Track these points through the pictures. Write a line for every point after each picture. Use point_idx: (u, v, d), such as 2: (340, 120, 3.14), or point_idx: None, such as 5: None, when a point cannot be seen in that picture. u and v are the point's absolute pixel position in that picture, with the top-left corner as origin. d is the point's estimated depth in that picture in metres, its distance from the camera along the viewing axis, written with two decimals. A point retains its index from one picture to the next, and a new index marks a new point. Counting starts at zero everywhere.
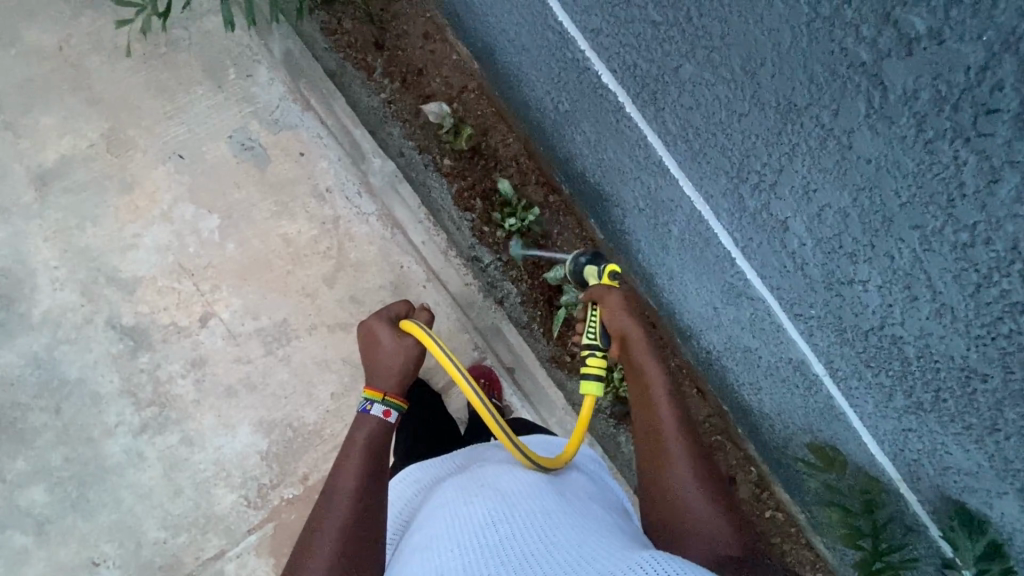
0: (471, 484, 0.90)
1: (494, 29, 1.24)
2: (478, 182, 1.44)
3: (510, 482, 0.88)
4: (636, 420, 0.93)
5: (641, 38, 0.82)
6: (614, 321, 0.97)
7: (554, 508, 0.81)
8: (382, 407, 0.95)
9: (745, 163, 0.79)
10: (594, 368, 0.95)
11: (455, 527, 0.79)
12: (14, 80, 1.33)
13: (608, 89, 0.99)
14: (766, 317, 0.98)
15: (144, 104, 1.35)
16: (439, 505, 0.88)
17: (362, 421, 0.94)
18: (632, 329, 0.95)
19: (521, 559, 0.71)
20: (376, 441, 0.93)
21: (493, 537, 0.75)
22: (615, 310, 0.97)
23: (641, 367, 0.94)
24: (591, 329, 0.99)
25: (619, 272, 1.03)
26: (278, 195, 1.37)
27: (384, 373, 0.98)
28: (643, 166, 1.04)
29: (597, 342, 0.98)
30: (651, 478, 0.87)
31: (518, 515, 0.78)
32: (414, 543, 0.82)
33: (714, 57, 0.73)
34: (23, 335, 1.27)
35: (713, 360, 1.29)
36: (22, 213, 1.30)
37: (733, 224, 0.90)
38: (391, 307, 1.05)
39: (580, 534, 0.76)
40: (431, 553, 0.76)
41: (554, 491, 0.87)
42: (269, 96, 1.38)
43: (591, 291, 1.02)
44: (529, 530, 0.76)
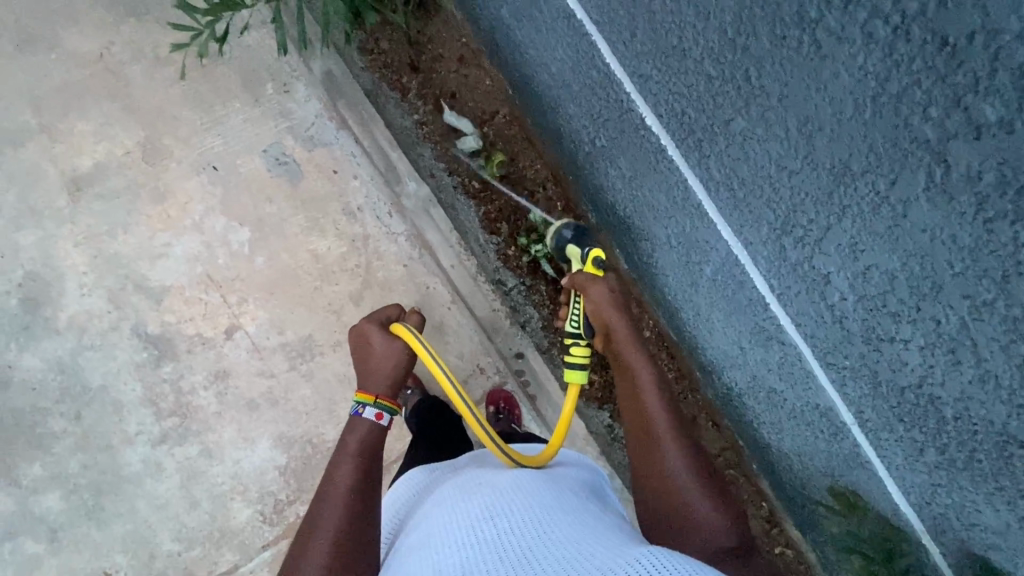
0: (470, 484, 0.91)
1: (534, 61, 1.26)
2: (504, 207, 1.46)
3: (507, 480, 0.88)
4: (626, 408, 0.99)
5: (693, 88, 0.84)
6: (600, 315, 1.06)
7: (552, 505, 0.82)
8: (374, 410, 0.98)
9: (791, 217, 0.81)
10: (578, 358, 1.05)
11: (453, 523, 0.80)
12: (53, 83, 1.34)
13: (651, 130, 1.01)
14: (796, 362, 1.01)
15: (181, 114, 1.36)
16: (436, 504, 0.89)
17: (355, 424, 0.97)
18: (615, 322, 1.04)
19: (520, 551, 0.72)
20: (368, 444, 0.95)
21: (490, 531, 0.76)
22: (599, 303, 1.06)
23: (624, 357, 1.02)
24: (575, 319, 1.09)
25: (601, 257, 1.15)
26: (310, 211, 1.38)
27: (376, 375, 1.02)
28: (680, 206, 1.06)
29: (579, 332, 1.09)
30: (641, 465, 0.93)
31: (516, 509, 0.80)
32: (412, 542, 0.83)
33: (769, 115, 0.74)
34: (48, 340, 1.27)
35: (733, 396, 1.32)
36: (53, 217, 1.30)
37: (771, 271, 0.92)
38: (381, 311, 1.09)
39: (577, 529, 0.78)
40: (430, 549, 0.77)
41: (551, 490, 0.88)
42: (305, 112, 1.40)
43: (575, 278, 1.12)
44: (526, 527, 0.76)
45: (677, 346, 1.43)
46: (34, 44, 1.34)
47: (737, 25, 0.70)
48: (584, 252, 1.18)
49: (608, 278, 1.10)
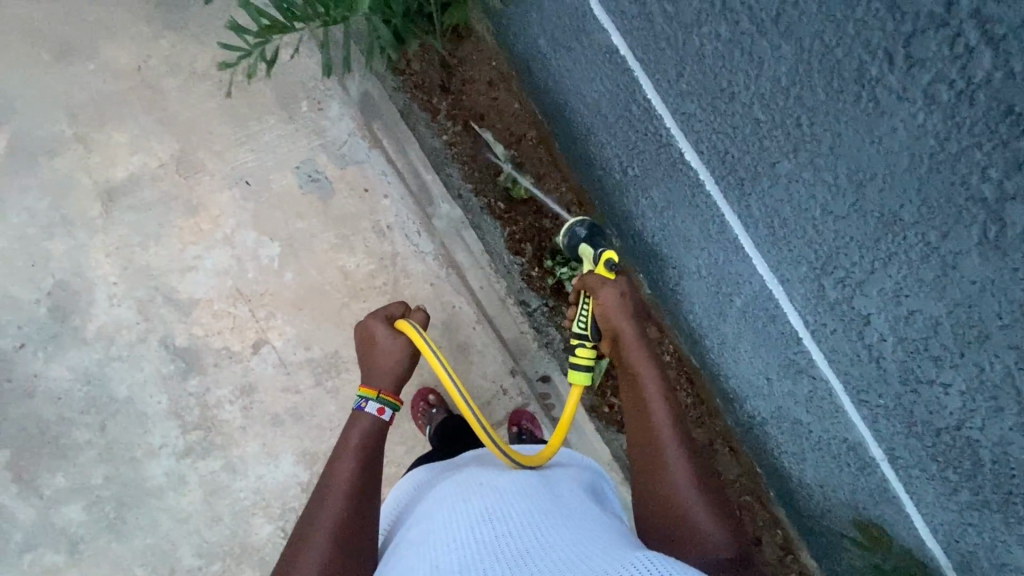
0: (469, 483, 0.93)
1: (569, 90, 1.28)
2: (529, 228, 1.46)
3: (507, 482, 0.90)
4: (631, 417, 0.99)
5: (739, 130, 0.86)
6: (608, 319, 1.03)
7: (548, 509, 0.83)
8: (376, 405, 0.98)
9: (832, 258, 0.83)
10: (583, 359, 1.05)
11: (452, 523, 0.81)
12: (90, 94, 1.35)
13: (689, 165, 1.03)
14: (826, 397, 1.03)
15: (216, 128, 1.38)
16: (436, 502, 0.91)
17: (357, 418, 0.98)
18: (624, 329, 1.03)
19: (518, 551, 0.74)
20: (369, 439, 0.95)
21: (489, 532, 0.78)
22: (608, 307, 1.03)
23: (632, 365, 1.01)
24: (583, 319, 1.07)
25: (614, 259, 1.08)
26: (340, 228, 1.40)
27: (380, 371, 1.02)
28: (714, 239, 1.08)
29: (586, 334, 1.07)
30: (645, 474, 0.94)
31: (513, 513, 0.81)
32: (411, 539, 0.84)
33: (818, 161, 0.76)
34: (75, 350, 1.27)
35: (755, 425, 1.34)
36: (85, 227, 1.31)
37: (807, 308, 0.94)
38: (387, 307, 1.09)
39: (574, 532, 0.79)
40: (429, 546, 0.79)
41: (550, 494, 0.90)
42: (338, 130, 1.42)
43: (586, 278, 1.09)
44: (523, 530, 0.78)
45: (698, 371, 1.45)
46: (73, 55, 1.35)
47: (791, 75, 0.73)
48: (595, 250, 1.12)
49: (620, 281, 1.07)
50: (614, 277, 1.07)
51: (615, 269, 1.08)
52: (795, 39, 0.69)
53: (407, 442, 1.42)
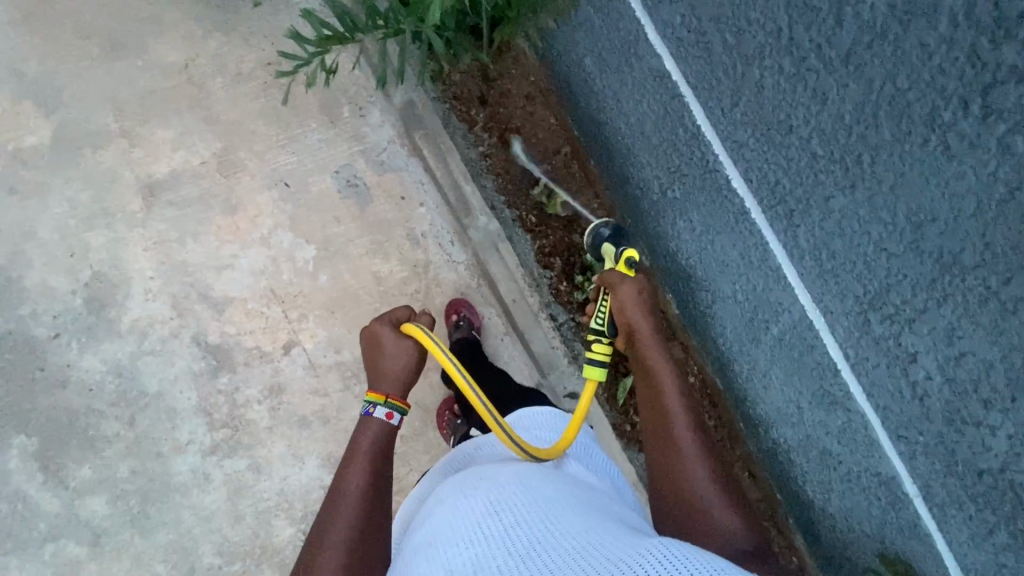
0: (473, 479, 0.92)
1: (611, 110, 1.29)
2: (559, 242, 1.44)
3: (509, 475, 0.89)
4: (647, 413, 1.00)
5: (793, 161, 0.87)
6: (624, 316, 1.04)
7: (554, 497, 0.83)
8: (384, 410, 0.96)
9: (882, 294, 0.84)
10: (598, 354, 1.04)
11: (460, 521, 0.81)
12: (137, 89, 1.37)
13: (734, 192, 1.04)
14: (860, 429, 1.03)
15: (259, 129, 1.39)
16: (442, 502, 0.90)
17: (366, 424, 0.95)
18: (640, 325, 1.03)
19: (528, 544, 0.73)
20: (380, 444, 0.94)
21: (495, 525, 0.77)
22: (626, 303, 1.04)
23: (649, 362, 1.02)
24: (602, 315, 1.08)
25: (637, 258, 1.10)
26: (376, 234, 1.42)
27: (387, 376, 1.00)
28: (755, 266, 1.09)
29: (604, 330, 1.08)
30: (659, 468, 0.95)
31: (519, 503, 0.80)
32: (419, 541, 0.84)
33: (875, 199, 0.77)
34: (109, 342, 1.27)
35: (779, 451, 1.34)
36: (125, 220, 1.32)
37: (849, 340, 0.95)
38: (392, 310, 1.05)
39: (581, 518, 0.79)
40: (438, 547, 0.78)
41: (556, 483, 0.89)
42: (378, 137, 1.44)
43: (605, 274, 1.09)
44: (532, 520, 0.77)
45: (722, 394, 1.46)
46: (123, 51, 1.37)
47: (856, 113, 0.73)
48: (618, 250, 1.14)
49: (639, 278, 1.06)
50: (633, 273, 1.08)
51: (636, 268, 1.10)
52: (863, 79, 0.70)
53: (431, 450, 1.42)
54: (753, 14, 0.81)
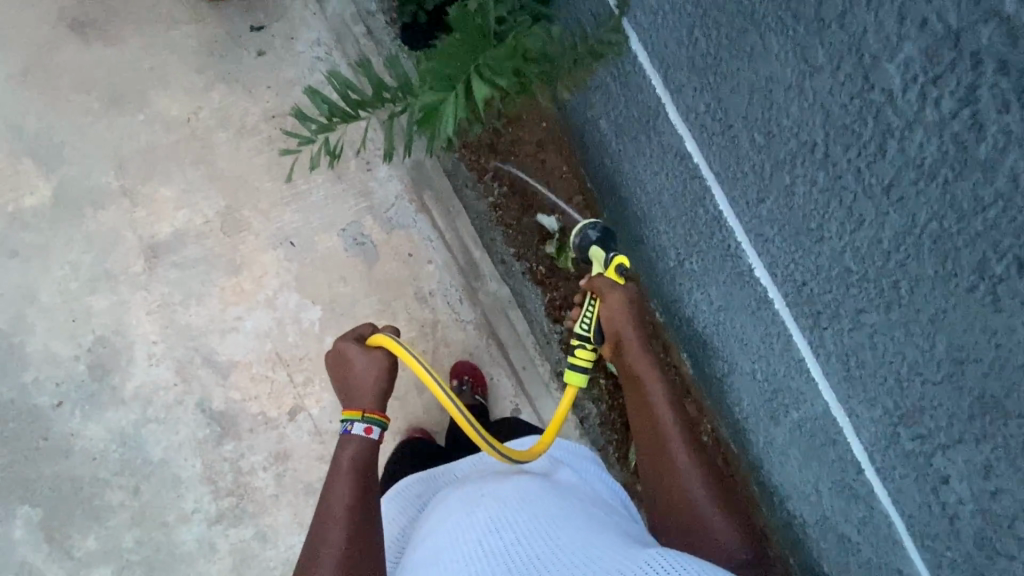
0: (471, 494, 0.90)
1: (627, 174, 1.24)
2: (570, 294, 1.37)
3: (509, 491, 0.87)
4: (639, 420, 1.07)
5: (824, 269, 0.83)
6: (613, 324, 1.11)
7: (556, 513, 0.82)
8: (364, 424, 0.97)
9: (914, 413, 0.80)
10: (581, 360, 1.11)
11: (460, 537, 0.79)
12: (138, 145, 1.33)
13: (757, 280, 0.99)
14: (883, 527, 1.00)
15: (263, 185, 1.35)
16: (437, 519, 0.88)
17: (346, 441, 0.96)
18: (627, 335, 1.10)
19: (531, 556, 0.73)
20: (361, 459, 0.94)
21: (496, 541, 0.76)
22: (614, 312, 1.10)
23: (637, 369, 1.09)
24: (587, 320, 1.13)
25: (626, 263, 1.14)
26: (383, 293, 1.38)
27: (362, 390, 1.01)
28: (777, 353, 1.05)
29: (589, 335, 1.14)
30: (649, 462, 1.02)
31: (521, 519, 0.79)
32: (420, 556, 0.82)
33: (912, 326, 0.73)
34: (113, 409, 1.26)
35: (795, 524, 1.30)
36: (128, 283, 1.29)
37: (875, 445, 0.91)
38: (356, 326, 1.10)
39: (580, 528, 0.80)
40: (439, 564, 0.76)
41: (557, 497, 0.88)
42: (386, 192, 1.40)
43: (597, 281, 1.15)
44: (534, 536, 0.76)
45: (736, 458, 1.41)
46: (124, 105, 1.34)
47: (896, 242, 0.69)
48: (607, 255, 1.15)
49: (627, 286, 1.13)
50: (621, 281, 1.13)
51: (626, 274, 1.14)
52: (906, 212, 0.65)
53: None
54: (785, 122, 0.76)
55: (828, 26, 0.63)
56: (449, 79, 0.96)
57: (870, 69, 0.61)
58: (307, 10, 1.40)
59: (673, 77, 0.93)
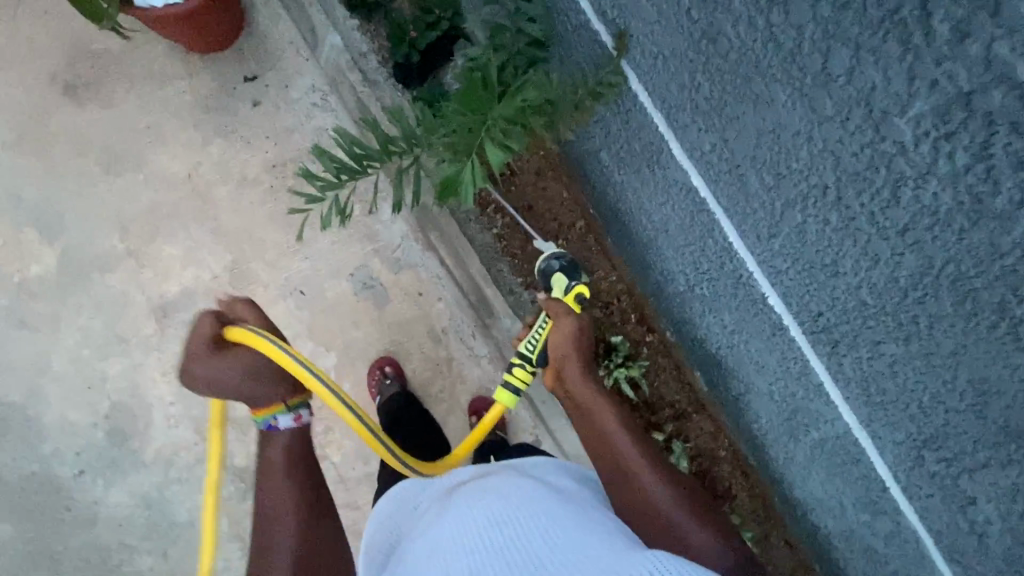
0: (473, 488, 0.83)
1: (631, 202, 1.25)
2: None
3: (515, 487, 0.81)
4: (592, 444, 0.97)
5: (839, 301, 0.84)
6: (557, 347, 1.07)
7: (560, 512, 0.75)
8: (289, 416, 0.88)
9: (937, 438, 0.82)
10: (518, 379, 1.08)
11: (458, 530, 0.73)
12: (140, 205, 1.33)
13: (771, 307, 1.00)
14: (910, 541, 1.02)
15: (268, 236, 1.35)
16: (435, 514, 0.81)
17: (272, 439, 0.88)
18: (572, 358, 1.05)
19: (539, 558, 0.67)
20: (296, 454, 0.88)
21: (497, 537, 0.71)
22: (562, 333, 1.07)
23: (585, 390, 1.03)
24: (534, 342, 1.09)
25: (585, 293, 1.14)
26: (396, 335, 1.39)
27: (254, 392, 0.86)
28: (795, 377, 1.06)
29: (532, 355, 1.08)
30: (613, 486, 0.91)
31: (525, 516, 0.73)
32: (413, 548, 0.76)
33: (932, 358, 0.75)
34: (135, 474, 1.25)
35: (819, 535, 1.32)
36: (140, 345, 1.29)
37: (899, 466, 0.93)
38: (196, 326, 0.85)
39: (593, 531, 0.73)
40: (440, 559, 0.70)
41: (563, 498, 0.81)
42: (391, 234, 1.40)
43: (551, 303, 1.13)
44: (537, 534, 0.70)
45: (756, 471, 1.43)
46: (123, 166, 1.33)
47: (913, 281, 0.70)
48: (569, 282, 1.15)
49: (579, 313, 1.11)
50: (575, 309, 1.12)
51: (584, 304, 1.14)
52: (923, 255, 0.67)
53: None
54: (795, 165, 0.77)
55: (836, 80, 0.64)
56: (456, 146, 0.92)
57: (881, 122, 0.62)
58: (298, 56, 1.40)
59: (677, 117, 0.94)
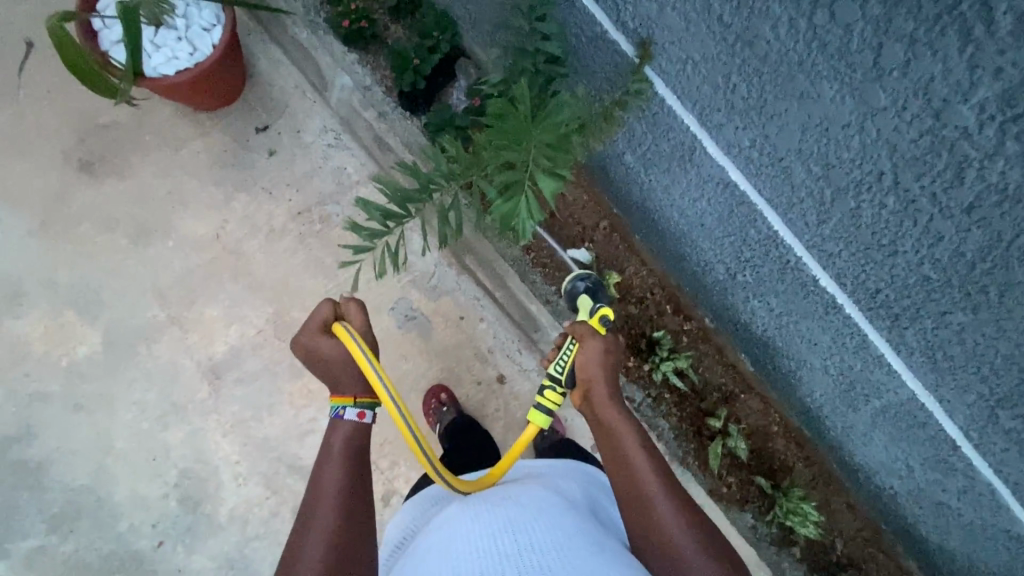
0: (494, 495, 0.89)
1: (660, 201, 1.26)
2: (617, 318, 1.43)
3: (532, 498, 0.86)
4: (611, 476, 0.88)
5: (900, 278, 0.86)
6: (586, 368, 0.95)
7: (567, 528, 0.79)
8: (355, 411, 0.85)
9: (1013, 396, 0.85)
10: (548, 401, 0.95)
11: (474, 528, 0.79)
12: (174, 272, 1.33)
13: (822, 289, 1.02)
14: (985, 493, 1.05)
15: (305, 282, 1.35)
16: (453, 509, 0.88)
17: (335, 427, 0.85)
18: (599, 380, 0.94)
19: (533, 559, 0.72)
20: (355, 447, 0.83)
21: (509, 541, 0.75)
22: (591, 355, 0.96)
23: (604, 416, 0.92)
24: (562, 362, 0.96)
25: (610, 315, 1.02)
26: (444, 361, 1.41)
27: (340, 379, 0.88)
28: (852, 351, 1.08)
29: (561, 377, 0.96)
30: (643, 544, 0.81)
31: (536, 526, 0.78)
32: (431, 539, 0.83)
33: (1004, 322, 0.77)
34: (213, 536, 1.26)
35: (884, 495, 1.35)
36: (198, 410, 1.29)
37: (970, 425, 0.96)
38: (316, 311, 0.90)
39: (592, 540, 0.78)
40: (446, 555, 0.76)
41: (573, 513, 0.85)
42: (425, 263, 1.41)
43: (576, 324, 1.00)
44: (543, 544, 0.74)
45: (811, 441, 1.45)
46: (151, 235, 1.33)
47: (982, 254, 0.72)
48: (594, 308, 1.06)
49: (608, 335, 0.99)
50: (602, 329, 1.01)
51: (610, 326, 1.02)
52: (991, 230, 0.69)
53: None
54: (845, 155, 0.78)
55: (890, 73, 0.66)
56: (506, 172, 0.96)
57: (942, 109, 0.63)
58: (306, 99, 1.39)
59: (710, 116, 0.95)
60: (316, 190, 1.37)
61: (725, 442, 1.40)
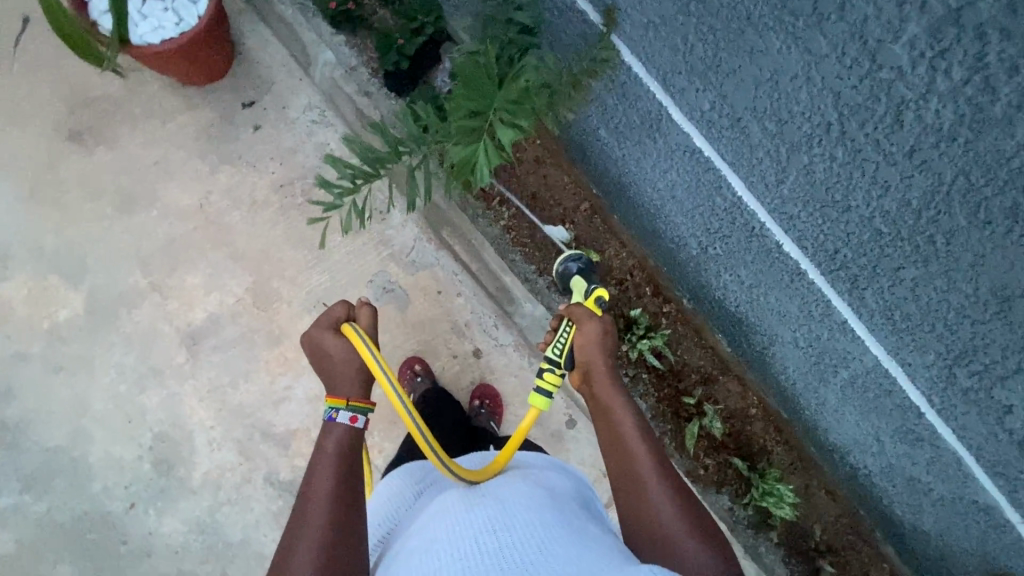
0: (474, 495, 0.81)
1: (634, 175, 1.27)
2: None
3: (514, 494, 0.78)
4: (606, 458, 0.86)
5: (856, 236, 0.87)
6: (585, 351, 0.92)
7: (554, 525, 0.71)
8: (348, 413, 0.80)
9: (967, 352, 0.85)
10: (548, 384, 0.93)
11: (455, 530, 0.71)
12: (158, 240, 1.36)
13: (787, 255, 1.03)
14: (952, 464, 1.04)
15: (285, 253, 1.37)
16: (432, 513, 0.80)
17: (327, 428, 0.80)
18: (598, 364, 0.91)
19: (518, 558, 0.64)
20: (350, 446, 0.78)
21: (491, 542, 0.68)
22: (590, 338, 0.93)
23: (602, 397, 0.89)
24: (559, 347, 0.94)
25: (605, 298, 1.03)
26: (421, 334, 1.42)
27: (340, 381, 0.85)
28: (819, 320, 1.08)
29: (560, 360, 0.94)
30: (631, 526, 0.79)
31: (520, 523, 0.70)
32: (408, 546, 0.74)
33: (954, 273, 0.77)
34: (185, 500, 1.27)
35: (860, 476, 1.34)
36: (175, 375, 1.31)
37: (931, 390, 0.96)
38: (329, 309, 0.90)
39: (579, 536, 0.70)
40: (429, 557, 0.68)
41: (560, 509, 0.78)
42: (404, 238, 1.43)
43: (573, 308, 0.98)
44: (529, 543, 0.67)
45: (788, 423, 1.44)
46: (136, 204, 1.36)
47: (925, 201, 0.73)
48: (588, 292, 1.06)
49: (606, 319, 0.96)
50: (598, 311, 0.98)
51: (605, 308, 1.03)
52: (931, 173, 0.70)
53: None
54: (796, 109, 0.80)
55: (828, 18, 0.68)
56: (473, 132, 0.98)
57: (876, 51, 0.65)
58: (293, 76, 1.43)
59: (673, 81, 0.97)
60: (297, 164, 1.40)
61: (701, 422, 1.41)
